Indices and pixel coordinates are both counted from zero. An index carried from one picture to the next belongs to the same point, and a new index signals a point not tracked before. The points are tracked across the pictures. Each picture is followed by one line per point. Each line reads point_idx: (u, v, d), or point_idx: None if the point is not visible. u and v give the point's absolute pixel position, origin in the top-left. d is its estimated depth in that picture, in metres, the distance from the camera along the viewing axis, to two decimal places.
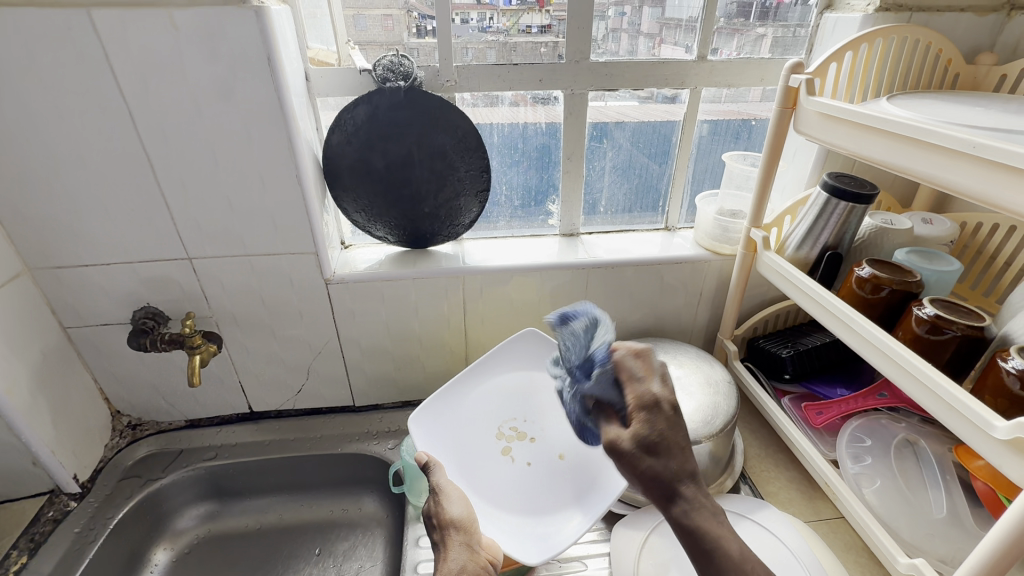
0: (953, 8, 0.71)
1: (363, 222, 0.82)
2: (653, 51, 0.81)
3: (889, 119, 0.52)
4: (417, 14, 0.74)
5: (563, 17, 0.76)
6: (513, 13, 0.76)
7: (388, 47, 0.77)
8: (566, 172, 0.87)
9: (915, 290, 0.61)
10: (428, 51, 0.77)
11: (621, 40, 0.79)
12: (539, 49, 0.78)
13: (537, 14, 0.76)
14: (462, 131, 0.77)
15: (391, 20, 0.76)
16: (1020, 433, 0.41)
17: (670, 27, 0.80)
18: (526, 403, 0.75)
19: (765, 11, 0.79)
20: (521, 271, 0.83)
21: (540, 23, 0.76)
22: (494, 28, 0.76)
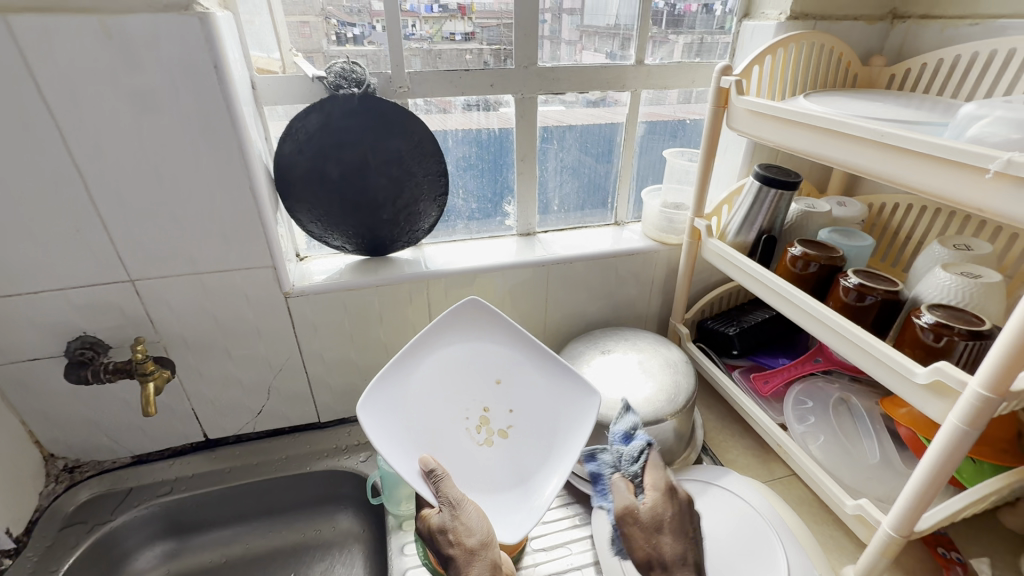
0: (848, 17, 0.81)
1: (319, 232, 0.81)
2: (575, 57, 0.85)
3: (808, 114, 0.59)
4: (336, 22, 0.74)
5: (485, 25, 0.78)
6: (434, 19, 0.76)
7: (307, 55, 0.77)
8: (520, 173, 0.89)
9: (839, 263, 0.69)
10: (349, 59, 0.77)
11: (545, 48, 0.82)
12: (464, 56, 0.79)
13: (459, 22, 0.77)
14: (418, 137, 0.77)
15: (308, 27, 0.75)
16: (936, 376, 0.49)
17: (589, 35, 0.84)
18: (446, 410, 0.66)
19: (675, 20, 0.86)
20: (484, 272, 0.85)
21: (463, 31, 0.78)
22: (417, 35, 0.76)
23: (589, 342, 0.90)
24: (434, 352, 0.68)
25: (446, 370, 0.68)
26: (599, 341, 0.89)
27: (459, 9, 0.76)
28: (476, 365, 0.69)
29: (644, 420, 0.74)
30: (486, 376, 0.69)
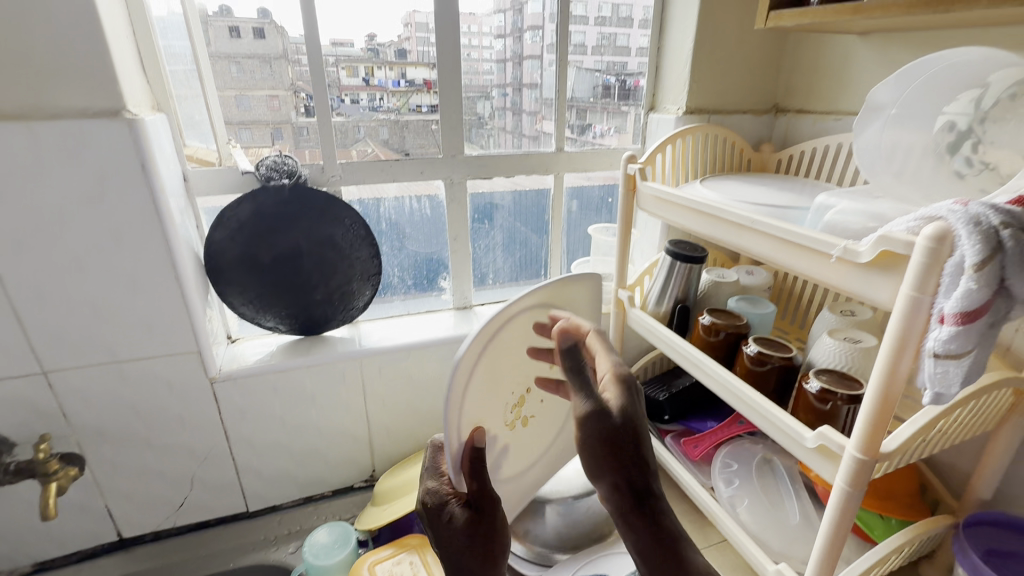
0: (738, 111, 0.92)
1: (251, 314, 0.81)
2: (535, 126, 0.94)
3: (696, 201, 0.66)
4: (305, 95, 0.78)
5: None
6: (401, 94, 0.83)
7: (273, 126, 0.80)
8: (454, 251, 0.93)
9: (745, 331, 0.74)
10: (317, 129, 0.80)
11: (508, 118, 0.91)
12: (430, 126, 0.86)
13: (425, 96, 0.84)
14: (351, 222, 0.80)
15: (277, 101, 0.79)
16: (821, 440, 0.53)
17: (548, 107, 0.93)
18: (502, 386, 0.51)
19: (626, 93, 0.96)
20: (419, 348, 0.87)
21: (429, 104, 0.85)
22: (384, 107, 0.83)
23: None
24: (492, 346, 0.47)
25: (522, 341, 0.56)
26: None
27: (425, 83, 0.83)
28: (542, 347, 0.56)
29: None
30: None
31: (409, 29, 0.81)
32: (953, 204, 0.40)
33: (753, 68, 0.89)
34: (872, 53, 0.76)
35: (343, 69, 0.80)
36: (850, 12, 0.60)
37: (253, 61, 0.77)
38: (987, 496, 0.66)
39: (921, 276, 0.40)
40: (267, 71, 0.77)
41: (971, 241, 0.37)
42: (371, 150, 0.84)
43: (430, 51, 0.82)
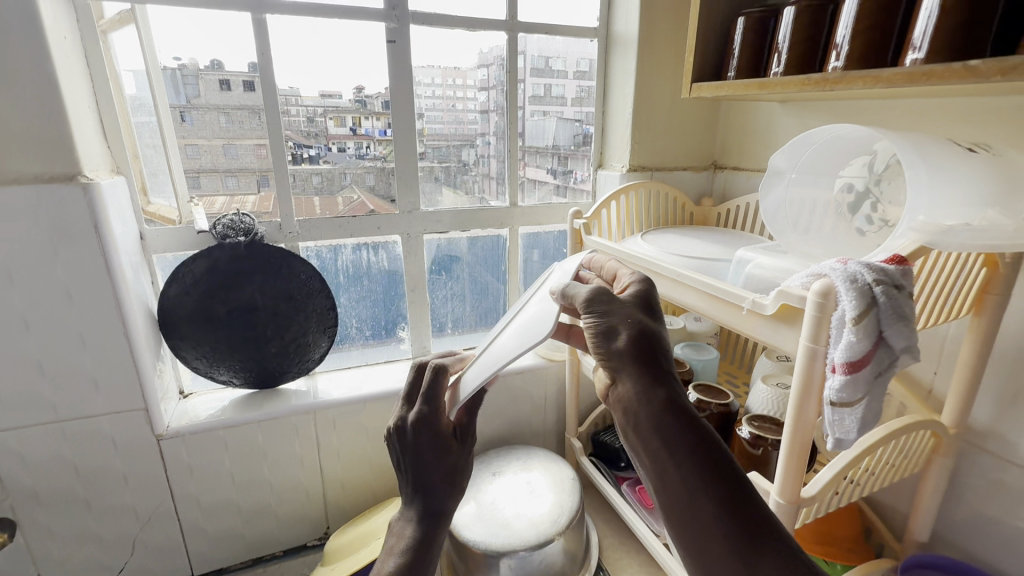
0: (679, 168, 0.98)
1: (204, 369, 0.81)
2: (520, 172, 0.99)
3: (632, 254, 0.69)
4: (292, 144, 0.82)
5: (435, 147, 0.91)
6: (387, 143, 0.87)
7: (260, 174, 0.82)
8: (412, 301, 0.96)
9: (687, 378, 0.77)
10: (303, 177, 0.84)
11: (491, 165, 0.97)
12: None
13: None
14: (307, 276, 0.82)
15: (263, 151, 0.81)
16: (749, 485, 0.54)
17: (534, 155, 0.99)
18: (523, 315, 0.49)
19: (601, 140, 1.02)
20: (375, 399, 0.87)
21: None
22: (370, 156, 0.87)
23: (483, 464, 0.91)
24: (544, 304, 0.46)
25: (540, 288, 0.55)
26: (492, 463, 0.91)
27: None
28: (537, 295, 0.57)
29: (528, 544, 0.75)
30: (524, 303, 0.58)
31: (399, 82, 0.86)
32: (836, 263, 0.44)
33: (691, 131, 0.97)
34: (790, 118, 0.83)
35: (331, 119, 0.85)
36: (757, 87, 0.66)
37: (243, 112, 0.79)
38: (923, 538, 0.67)
39: (813, 330, 0.43)
40: (255, 122, 0.80)
41: (848, 297, 0.41)
42: (358, 196, 0.88)
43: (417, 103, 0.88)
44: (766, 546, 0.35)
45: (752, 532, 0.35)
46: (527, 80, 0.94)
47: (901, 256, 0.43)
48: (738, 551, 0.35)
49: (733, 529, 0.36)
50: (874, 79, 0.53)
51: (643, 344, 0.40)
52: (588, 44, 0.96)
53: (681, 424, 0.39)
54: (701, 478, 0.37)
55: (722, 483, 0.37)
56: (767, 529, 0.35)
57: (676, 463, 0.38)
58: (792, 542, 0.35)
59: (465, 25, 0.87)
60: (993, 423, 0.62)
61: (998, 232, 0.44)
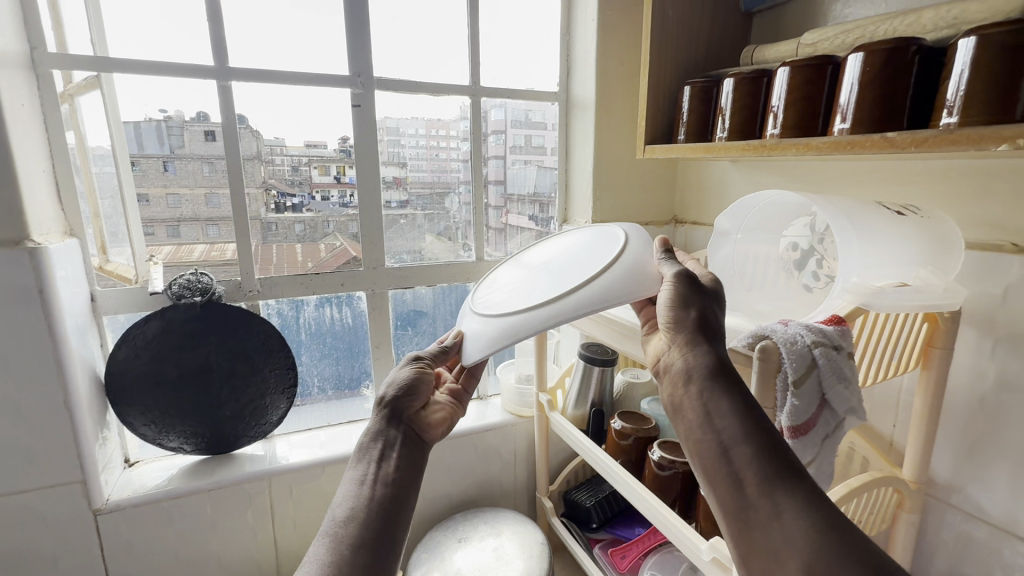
0: (641, 223, 1.01)
1: (152, 435, 0.77)
2: (501, 218, 1.02)
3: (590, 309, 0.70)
4: (276, 192, 0.84)
5: (419, 195, 0.94)
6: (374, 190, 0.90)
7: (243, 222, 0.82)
8: (376, 358, 0.94)
9: (653, 433, 0.75)
10: (287, 225, 0.85)
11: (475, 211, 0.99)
12: (400, 220, 0.93)
13: (396, 192, 0.92)
14: (266, 335, 0.81)
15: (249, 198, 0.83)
16: (714, 552, 0.53)
17: (514, 201, 1.03)
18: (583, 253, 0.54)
19: None
20: (334, 462, 0.84)
21: (398, 199, 0.93)
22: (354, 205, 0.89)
23: (449, 529, 0.87)
24: (627, 254, 0.47)
25: (555, 250, 0.60)
26: (458, 529, 0.87)
27: (396, 180, 0.92)
28: (546, 254, 0.60)
29: None
30: (525, 265, 0.60)
31: (381, 133, 0.89)
32: (777, 323, 0.45)
33: (651, 187, 1.01)
34: (741, 175, 0.87)
35: (316, 168, 0.86)
36: (703, 150, 0.70)
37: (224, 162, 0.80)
38: None
39: (761, 392, 0.43)
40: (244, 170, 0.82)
41: (789, 359, 0.41)
42: (340, 244, 0.89)
43: (401, 152, 0.92)
44: (795, 483, 0.37)
45: (785, 471, 0.37)
46: (497, 136, 0.98)
47: (839, 316, 0.45)
48: (766, 486, 0.37)
49: (764, 468, 0.38)
50: (806, 146, 0.56)
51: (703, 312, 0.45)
52: (550, 106, 1.01)
53: (730, 376, 0.42)
54: (741, 423, 0.40)
55: (761, 428, 0.40)
56: (801, 471, 0.37)
57: (720, 413, 0.41)
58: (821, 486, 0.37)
59: (429, 90, 0.90)
60: (952, 477, 0.62)
61: (929, 291, 0.47)
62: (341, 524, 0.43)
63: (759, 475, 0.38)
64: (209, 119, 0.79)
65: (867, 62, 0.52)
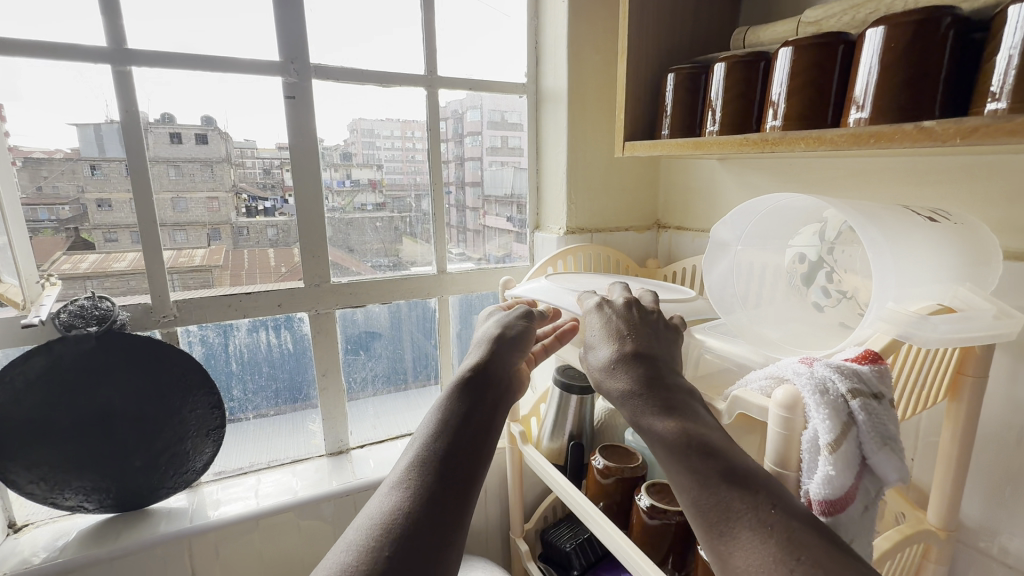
0: (620, 229, 0.91)
1: (41, 494, 0.63)
2: (479, 220, 0.92)
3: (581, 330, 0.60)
4: (247, 196, 0.75)
5: (395, 196, 0.84)
6: (348, 192, 0.81)
7: (213, 226, 0.74)
8: (322, 388, 0.82)
9: (641, 473, 0.65)
10: (259, 229, 0.76)
11: (451, 214, 0.88)
12: (374, 223, 0.84)
13: (370, 194, 0.82)
14: (184, 368, 0.68)
15: (218, 202, 0.74)
16: None
17: (492, 202, 0.92)
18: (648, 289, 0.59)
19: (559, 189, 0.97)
20: (271, 512, 0.72)
21: (373, 201, 0.83)
22: (330, 206, 0.80)
23: None
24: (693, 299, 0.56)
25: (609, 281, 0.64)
26: None
27: (371, 183, 0.82)
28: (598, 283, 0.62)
29: None
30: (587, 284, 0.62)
31: (354, 135, 0.80)
32: (800, 363, 0.35)
33: (632, 190, 0.91)
34: (731, 175, 0.79)
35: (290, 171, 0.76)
36: (692, 146, 0.60)
37: (194, 164, 0.72)
38: None
39: (778, 453, 0.34)
40: (209, 174, 0.73)
41: (820, 416, 0.32)
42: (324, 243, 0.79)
43: (376, 154, 0.82)
44: (739, 521, 0.31)
45: (727, 498, 0.32)
46: (473, 137, 0.88)
47: (874, 352, 0.35)
48: (713, 533, 0.32)
49: (707, 515, 0.33)
50: (818, 140, 0.47)
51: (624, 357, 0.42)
52: (520, 102, 0.91)
53: (651, 417, 0.38)
54: (677, 467, 0.35)
55: (695, 451, 0.35)
56: (747, 499, 0.32)
57: (656, 442, 0.37)
58: (777, 507, 0.31)
59: (379, 80, 0.79)
60: (985, 518, 0.54)
61: (979, 317, 0.38)
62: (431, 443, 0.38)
63: (705, 528, 0.33)
64: (172, 122, 0.69)
65: (889, 38, 0.43)
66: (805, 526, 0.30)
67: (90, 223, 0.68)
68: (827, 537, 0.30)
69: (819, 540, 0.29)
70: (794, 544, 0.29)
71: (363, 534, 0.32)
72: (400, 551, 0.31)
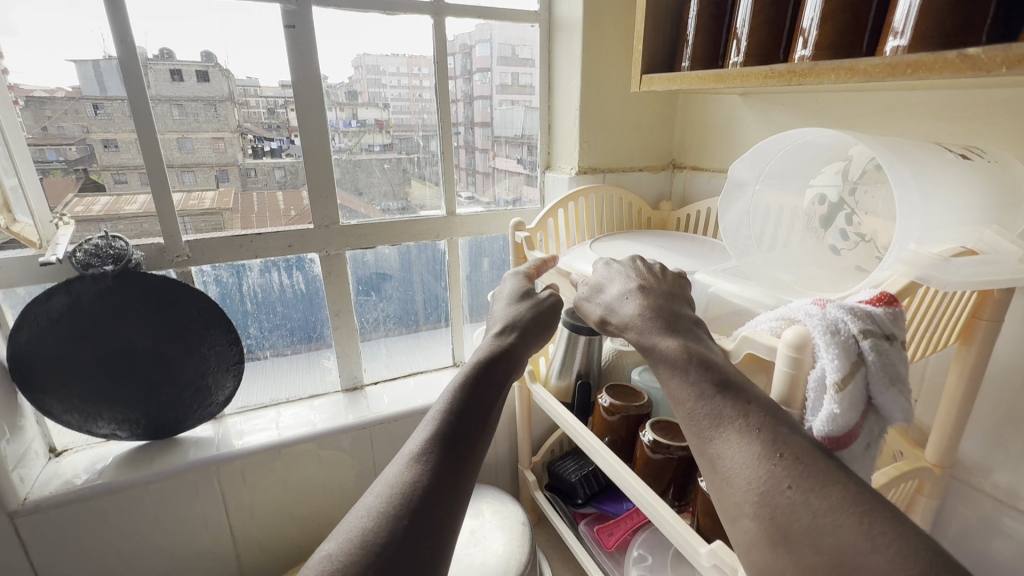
0: (633, 169, 0.89)
1: (77, 423, 0.67)
2: (489, 162, 0.89)
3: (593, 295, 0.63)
4: (252, 136, 0.73)
5: (404, 137, 0.82)
6: (354, 133, 0.79)
7: (220, 168, 0.73)
8: (336, 327, 0.83)
9: (646, 411, 0.67)
10: (267, 171, 0.74)
11: (461, 156, 0.86)
12: (383, 166, 0.82)
13: (378, 135, 0.80)
14: (200, 307, 0.69)
15: (223, 142, 0.72)
16: (714, 559, 0.46)
17: (501, 144, 0.89)
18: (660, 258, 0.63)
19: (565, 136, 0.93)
20: (292, 443, 0.76)
21: (381, 142, 0.81)
22: (336, 146, 0.78)
23: None
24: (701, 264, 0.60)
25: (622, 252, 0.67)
26: None
27: (377, 123, 0.80)
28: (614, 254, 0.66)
29: None
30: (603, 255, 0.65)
31: (359, 71, 0.77)
32: (812, 304, 0.35)
33: (647, 129, 0.88)
34: (752, 112, 0.75)
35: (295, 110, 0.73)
36: (713, 79, 0.57)
37: (196, 103, 0.69)
38: None
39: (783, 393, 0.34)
40: (213, 112, 0.71)
41: (829, 356, 0.32)
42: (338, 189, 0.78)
43: (382, 93, 0.79)
44: (730, 425, 0.33)
45: (722, 407, 0.34)
46: (483, 73, 0.84)
47: (889, 294, 0.35)
48: (705, 438, 0.35)
49: (699, 421, 0.35)
50: (850, 71, 0.44)
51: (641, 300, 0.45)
52: (531, 32, 0.86)
53: (657, 341, 0.40)
54: (678, 383, 0.38)
55: (695, 369, 0.37)
56: (739, 407, 0.34)
57: (660, 365, 0.39)
58: (764, 413, 0.33)
59: (382, 8, 0.74)
60: (981, 457, 0.55)
61: (1002, 258, 0.37)
62: (441, 415, 0.40)
63: (697, 433, 0.35)
64: (170, 57, 0.67)
65: None
66: (790, 431, 0.32)
67: (98, 164, 0.67)
68: (815, 443, 0.32)
69: (806, 442, 0.32)
70: (780, 445, 0.31)
71: (384, 501, 0.34)
72: (417, 518, 0.33)
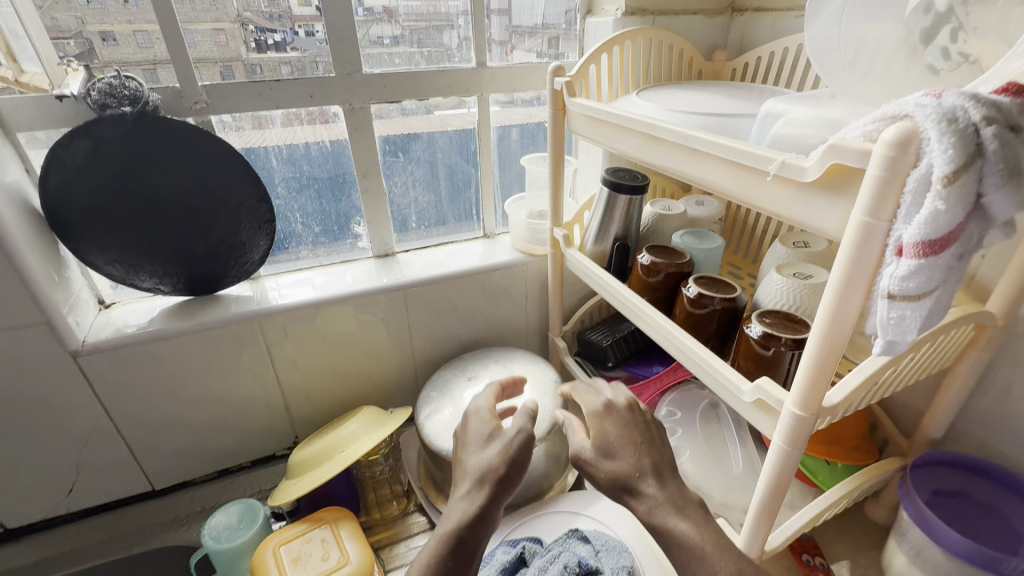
0: (687, 11, 0.78)
1: (120, 275, 0.68)
2: (506, 57, 0.82)
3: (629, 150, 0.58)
4: (254, 28, 0.68)
5: (414, 28, 0.76)
6: (360, 23, 0.72)
7: (224, 64, 0.68)
8: (364, 191, 0.80)
9: (687, 270, 0.65)
10: (272, 66, 0.70)
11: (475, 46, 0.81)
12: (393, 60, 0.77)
13: (386, 26, 0.74)
14: (225, 160, 0.67)
15: (224, 35, 0.67)
16: (759, 394, 0.46)
17: (518, 35, 0.82)
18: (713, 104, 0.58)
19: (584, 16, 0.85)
20: (330, 303, 0.77)
21: (391, 34, 0.75)
22: None
23: (458, 368, 0.84)
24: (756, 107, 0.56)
25: (672, 100, 0.62)
26: (467, 367, 0.84)
27: (385, 11, 0.74)
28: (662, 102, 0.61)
29: None
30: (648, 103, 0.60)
31: None
32: (923, 97, 0.31)
33: None
34: None
35: None
36: None
37: None
38: (936, 436, 0.62)
39: (875, 199, 0.31)
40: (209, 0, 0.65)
41: (942, 146, 0.28)
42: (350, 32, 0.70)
43: None
44: None
45: None
46: None
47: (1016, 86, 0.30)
48: None
49: None
50: None
51: (627, 458, 0.50)
52: None
53: (668, 521, 0.47)
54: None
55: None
56: None
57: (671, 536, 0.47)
58: None
59: None
60: None
61: None
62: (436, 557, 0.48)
63: None
64: None
65: None
66: None
67: (100, 60, 0.64)
68: None
69: None
70: None
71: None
72: None
